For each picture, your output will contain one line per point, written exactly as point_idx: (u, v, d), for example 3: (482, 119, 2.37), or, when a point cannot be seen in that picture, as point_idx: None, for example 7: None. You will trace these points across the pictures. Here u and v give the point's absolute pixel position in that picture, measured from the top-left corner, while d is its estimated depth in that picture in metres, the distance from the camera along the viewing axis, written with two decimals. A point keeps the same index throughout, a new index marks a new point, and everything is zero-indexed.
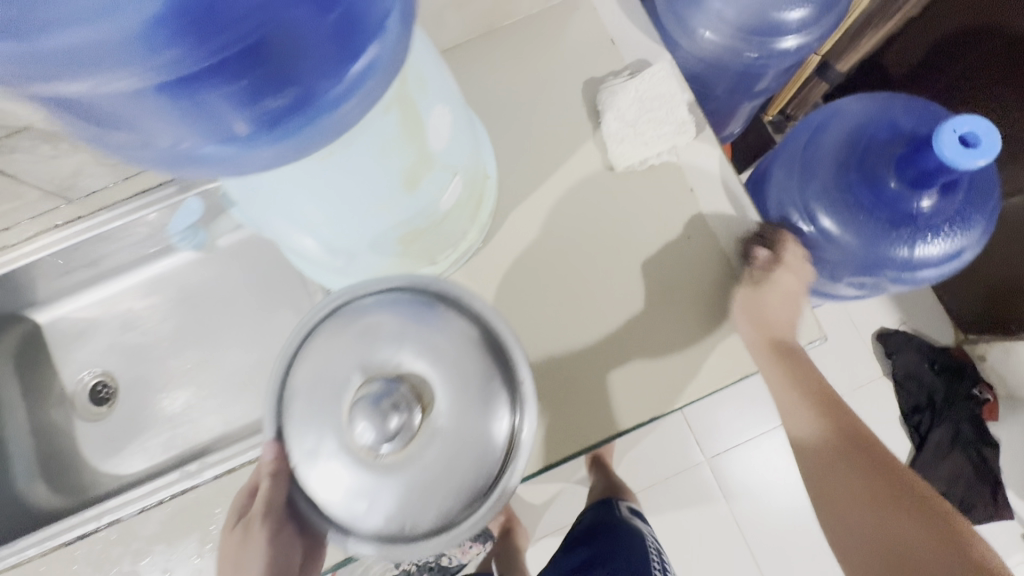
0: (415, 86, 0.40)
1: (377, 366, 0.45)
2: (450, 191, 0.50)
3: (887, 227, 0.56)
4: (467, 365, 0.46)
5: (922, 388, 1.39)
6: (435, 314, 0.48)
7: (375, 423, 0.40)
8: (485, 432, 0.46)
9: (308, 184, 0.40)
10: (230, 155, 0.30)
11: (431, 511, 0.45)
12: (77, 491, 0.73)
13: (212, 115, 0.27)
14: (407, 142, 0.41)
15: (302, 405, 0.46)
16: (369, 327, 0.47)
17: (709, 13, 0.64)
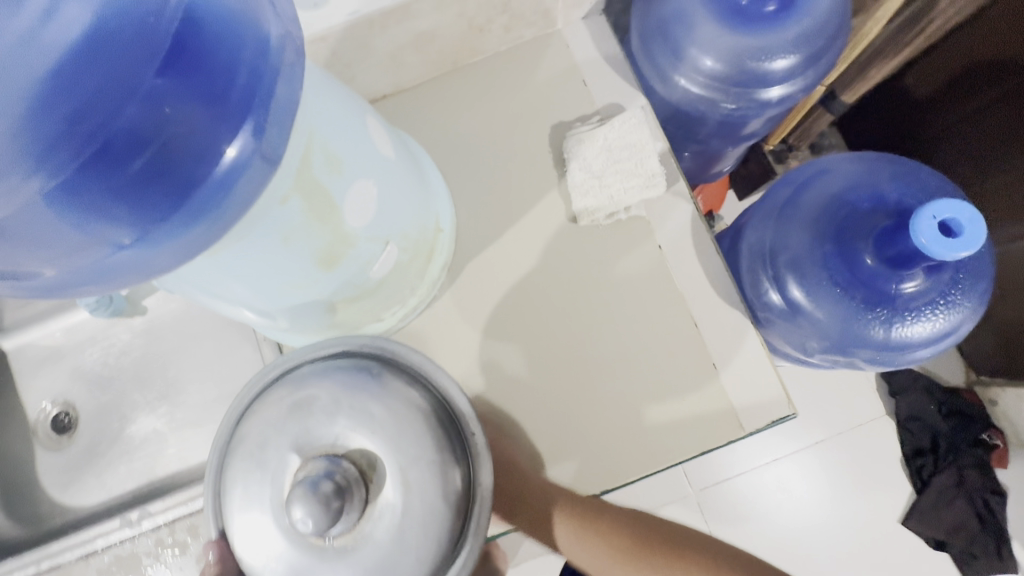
0: (324, 166, 0.37)
1: (320, 446, 0.38)
2: (383, 259, 0.47)
3: (862, 306, 0.51)
4: (411, 433, 0.40)
5: (928, 430, 1.21)
6: (376, 377, 0.42)
7: (315, 513, 0.33)
8: (442, 499, 0.39)
9: (212, 269, 0.37)
10: (140, 259, 0.26)
11: None
12: (40, 520, 0.74)
13: (104, 216, 0.25)
14: (319, 225, 0.38)
15: (235, 491, 0.39)
16: (302, 400, 0.40)
17: (686, 61, 0.60)
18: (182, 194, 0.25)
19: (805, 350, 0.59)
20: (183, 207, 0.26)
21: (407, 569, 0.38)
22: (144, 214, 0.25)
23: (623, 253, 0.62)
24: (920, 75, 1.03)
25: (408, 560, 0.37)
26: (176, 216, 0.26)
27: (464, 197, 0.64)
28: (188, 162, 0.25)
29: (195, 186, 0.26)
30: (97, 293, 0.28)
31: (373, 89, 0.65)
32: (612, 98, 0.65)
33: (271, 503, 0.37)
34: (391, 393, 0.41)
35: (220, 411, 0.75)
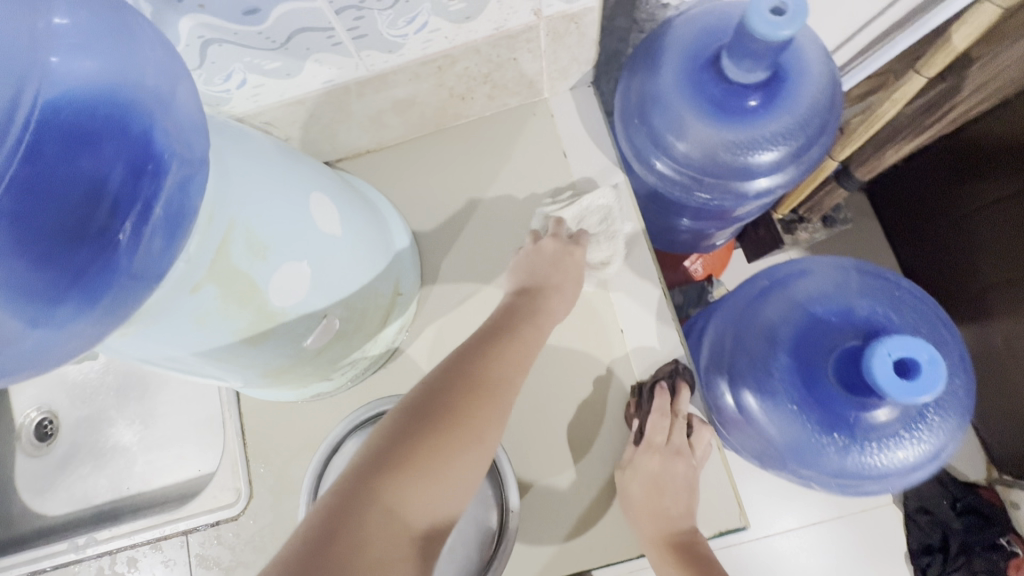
0: (245, 253, 0.37)
1: None
2: (321, 331, 0.47)
3: (818, 427, 0.48)
4: None
5: (939, 526, 1.10)
6: None
7: None
8: (478, 529, 0.53)
9: (138, 346, 0.37)
10: (50, 342, 0.27)
11: None
12: (10, 524, 0.77)
13: (4, 309, 0.26)
14: (238, 309, 0.39)
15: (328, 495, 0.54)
16: None
17: (664, 145, 0.60)
18: (68, 283, 0.27)
19: (761, 460, 0.56)
20: (67, 296, 0.27)
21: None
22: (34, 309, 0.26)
23: (582, 336, 0.60)
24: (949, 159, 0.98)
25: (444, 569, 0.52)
26: (61, 306, 0.27)
27: (433, 258, 0.65)
28: (70, 252, 0.27)
29: (79, 273, 0.27)
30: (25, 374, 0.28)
31: (357, 145, 0.66)
32: (591, 173, 0.64)
33: None
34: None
35: (188, 437, 0.76)
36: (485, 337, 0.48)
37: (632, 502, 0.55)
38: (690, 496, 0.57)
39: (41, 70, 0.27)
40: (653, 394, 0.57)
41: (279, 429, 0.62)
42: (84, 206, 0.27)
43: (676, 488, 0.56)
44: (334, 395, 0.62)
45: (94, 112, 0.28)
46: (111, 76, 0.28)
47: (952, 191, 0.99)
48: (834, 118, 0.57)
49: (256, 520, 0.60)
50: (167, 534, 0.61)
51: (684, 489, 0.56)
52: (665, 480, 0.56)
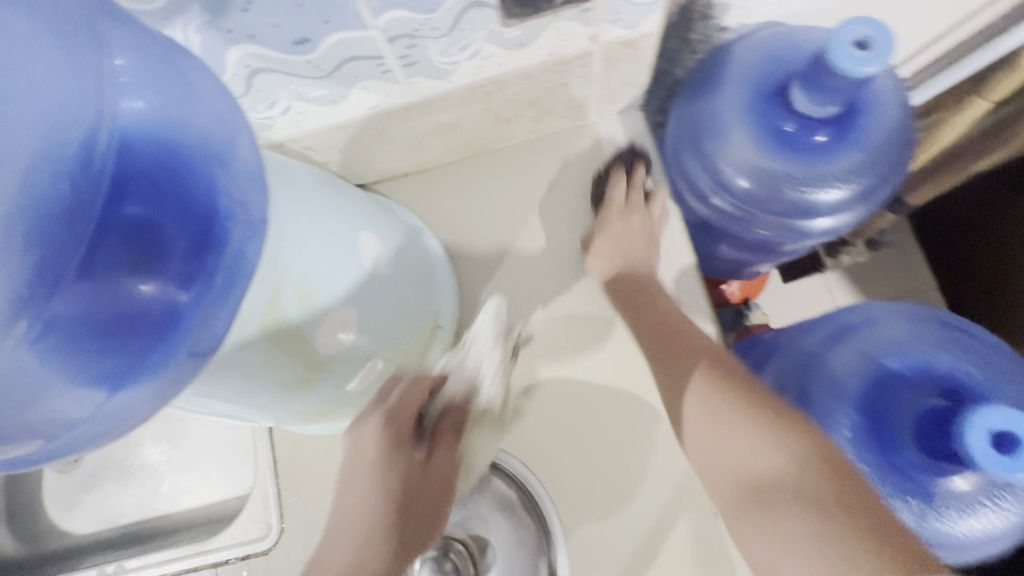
0: (295, 305, 0.36)
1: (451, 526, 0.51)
2: (363, 375, 0.45)
3: (891, 493, 0.45)
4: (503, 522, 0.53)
5: None
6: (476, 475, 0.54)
7: None
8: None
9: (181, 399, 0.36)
10: (131, 402, 0.26)
11: None
12: (39, 540, 0.77)
13: (82, 378, 0.25)
14: (285, 361, 0.37)
15: None
16: None
17: (720, 177, 0.57)
18: (146, 342, 0.26)
19: None
20: (147, 358, 0.26)
21: None
22: (115, 372, 0.25)
23: (630, 377, 0.58)
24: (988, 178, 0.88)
25: None
26: (139, 363, 0.26)
27: (473, 287, 0.62)
28: (140, 307, 0.26)
29: (156, 331, 0.26)
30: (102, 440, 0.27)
31: (395, 168, 0.64)
32: (640, 202, 0.61)
33: None
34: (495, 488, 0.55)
35: (216, 458, 0.75)
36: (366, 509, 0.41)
37: (704, 392, 0.41)
38: (648, 244, 0.58)
39: (109, 112, 0.25)
40: (611, 174, 0.61)
41: (312, 461, 0.60)
42: (154, 262, 0.26)
43: (635, 233, 0.58)
44: None
45: (157, 161, 0.27)
46: (175, 122, 0.27)
47: (991, 209, 0.89)
48: (906, 155, 0.53)
49: (287, 554, 0.59)
50: (197, 565, 0.60)
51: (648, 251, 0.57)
52: (631, 217, 0.58)
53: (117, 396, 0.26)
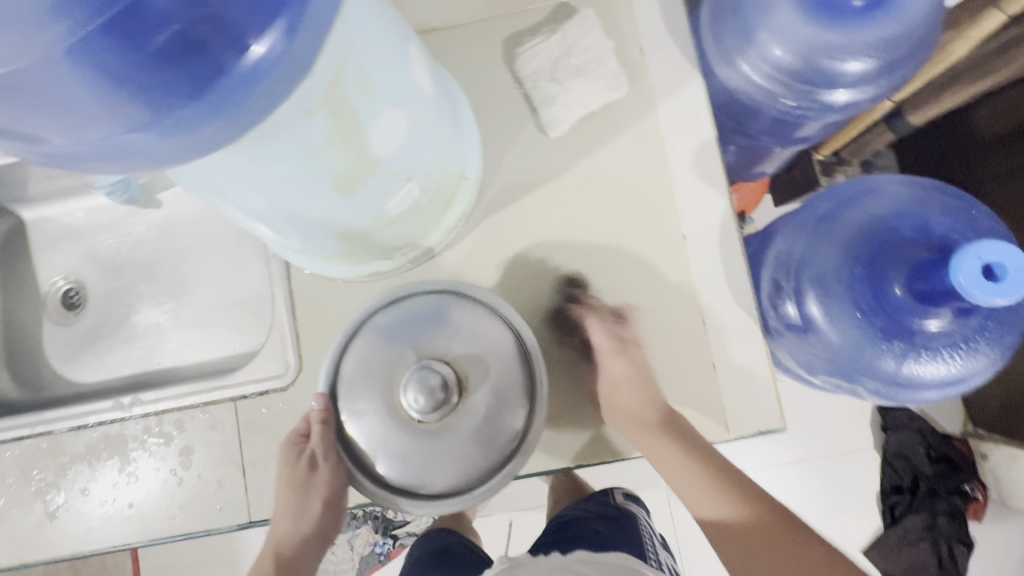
0: (356, 87, 0.35)
1: (433, 352, 0.47)
2: (402, 196, 0.46)
3: (880, 336, 0.50)
4: (485, 351, 0.48)
5: (909, 471, 1.07)
6: (452, 310, 0.50)
7: (425, 396, 0.44)
8: (507, 405, 0.48)
9: (214, 173, 0.36)
10: (146, 146, 0.26)
11: (453, 475, 0.47)
12: (36, 387, 0.76)
13: (128, 95, 0.25)
14: (339, 148, 0.37)
15: (350, 360, 0.49)
16: (429, 322, 0.49)
17: (755, 47, 0.58)
18: (183, 86, 0.25)
19: (809, 368, 0.59)
20: (172, 106, 0.25)
21: (474, 451, 0.47)
22: (140, 113, 0.25)
23: (644, 243, 0.60)
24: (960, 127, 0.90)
25: (478, 450, 0.47)
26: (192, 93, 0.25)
27: (494, 147, 0.62)
28: (207, 33, 0.25)
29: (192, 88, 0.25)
30: (146, 168, 0.27)
31: (424, 19, 0.62)
32: (668, 73, 0.62)
33: (384, 385, 0.47)
34: (460, 318, 0.49)
35: (222, 317, 0.76)
36: (275, 542, 0.58)
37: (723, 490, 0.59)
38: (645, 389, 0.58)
39: None
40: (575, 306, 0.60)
41: (332, 305, 0.62)
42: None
43: (637, 381, 0.58)
44: (389, 278, 0.62)
45: None
46: None
47: (961, 149, 0.91)
48: (933, 34, 0.55)
49: (306, 391, 0.61)
50: (217, 399, 0.62)
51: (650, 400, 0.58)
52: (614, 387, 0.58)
53: (128, 135, 0.25)
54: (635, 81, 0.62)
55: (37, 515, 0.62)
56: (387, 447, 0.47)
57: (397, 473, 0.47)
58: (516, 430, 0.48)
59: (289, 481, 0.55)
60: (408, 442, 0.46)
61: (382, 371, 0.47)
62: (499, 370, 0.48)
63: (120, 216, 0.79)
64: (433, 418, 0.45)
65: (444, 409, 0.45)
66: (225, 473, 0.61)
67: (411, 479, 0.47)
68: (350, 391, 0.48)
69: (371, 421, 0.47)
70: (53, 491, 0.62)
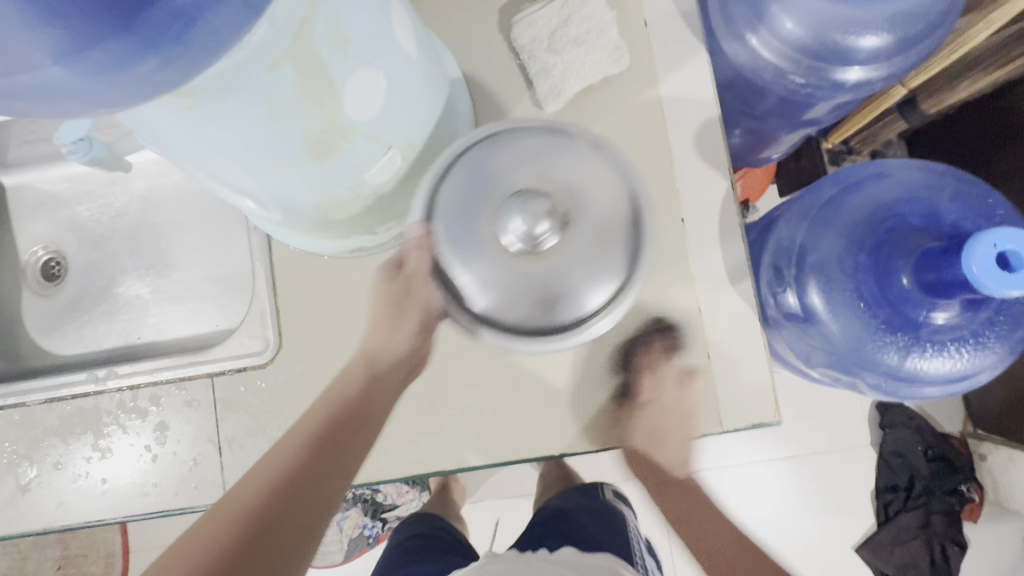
0: (326, 39, 0.33)
1: (536, 175, 0.39)
2: (382, 165, 0.43)
3: (881, 328, 0.47)
4: (596, 175, 0.40)
5: (905, 469, 1.05)
6: (551, 136, 0.41)
7: (533, 218, 0.36)
8: (625, 233, 0.40)
9: (173, 128, 0.34)
10: (82, 82, 0.24)
11: (568, 311, 0.39)
12: (14, 357, 0.75)
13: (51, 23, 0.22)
14: (309, 107, 0.34)
15: (438, 194, 0.41)
16: (528, 147, 0.40)
17: (764, 19, 0.55)
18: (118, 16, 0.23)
19: (807, 360, 0.57)
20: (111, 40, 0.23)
21: (590, 282, 0.39)
22: (57, 44, 0.23)
23: None
24: (975, 120, 0.87)
25: (595, 279, 0.39)
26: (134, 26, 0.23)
27: (487, 121, 0.59)
28: None
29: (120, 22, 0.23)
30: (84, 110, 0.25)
31: None
32: (672, 47, 0.59)
33: (483, 212, 0.39)
34: (564, 152, 0.40)
35: (204, 292, 0.74)
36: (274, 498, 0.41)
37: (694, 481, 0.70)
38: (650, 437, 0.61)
39: None
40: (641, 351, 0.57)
41: (315, 282, 0.60)
42: None
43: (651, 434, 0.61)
44: (373, 255, 0.59)
45: None
46: None
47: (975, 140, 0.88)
48: (954, 9, 0.52)
49: (286, 370, 0.59)
50: (194, 375, 0.60)
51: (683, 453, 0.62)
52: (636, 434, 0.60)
53: (46, 71, 0.23)
54: (636, 55, 0.59)
55: (9, 488, 0.60)
56: (487, 286, 0.39)
57: (500, 312, 0.39)
58: (633, 265, 0.40)
59: (383, 312, 0.48)
60: (501, 270, 0.38)
61: (478, 191, 0.39)
62: (612, 196, 0.40)
63: (101, 185, 0.77)
64: (538, 246, 0.37)
65: (549, 239, 0.37)
66: (201, 451, 0.59)
67: (518, 320, 0.39)
68: (442, 225, 0.40)
69: (455, 252, 0.39)
70: (26, 464, 0.61)
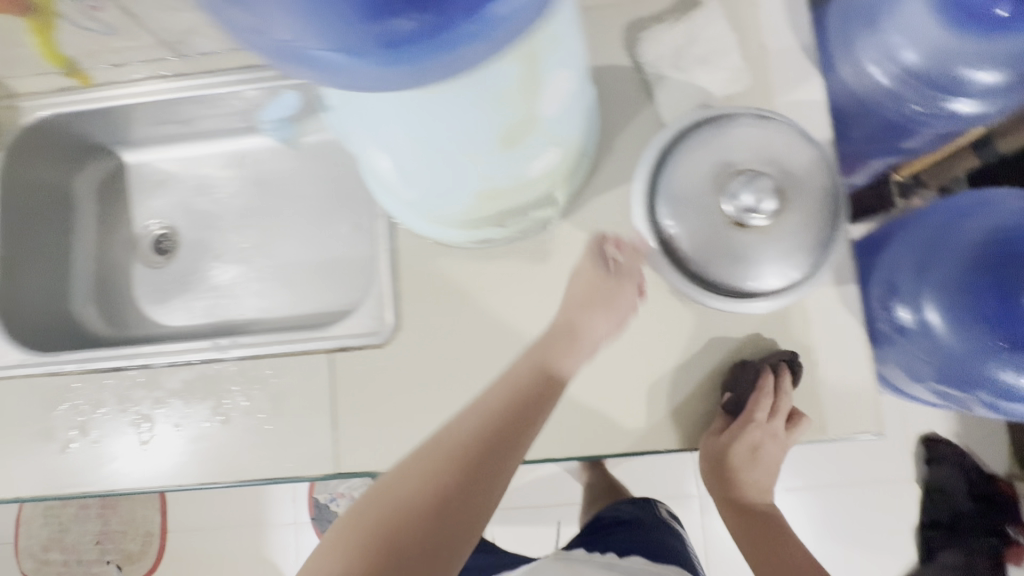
0: (547, 48, 0.38)
1: (748, 160, 0.48)
2: (546, 161, 0.48)
3: (1004, 346, 0.49)
4: (795, 159, 0.49)
5: (949, 507, 1.06)
6: (751, 124, 0.50)
7: (758, 198, 0.46)
8: (822, 209, 0.49)
9: (398, 105, 0.38)
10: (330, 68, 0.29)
11: (776, 274, 0.49)
12: (122, 325, 0.78)
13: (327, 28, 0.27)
14: (519, 102, 0.39)
15: (662, 177, 0.51)
16: (735, 134, 0.50)
17: (885, 49, 0.58)
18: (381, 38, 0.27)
19: (914, 376, 0.59)
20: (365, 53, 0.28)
21: (795, 247, 0.49)
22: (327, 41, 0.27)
23: None
24: None
25: (798, 247, 0.49)
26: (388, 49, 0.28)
27: (606, 129, 0.63)
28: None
29: (405, 40, 0.27)
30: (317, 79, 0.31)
31: None
32: (787, 70, 0.62)
33: (705, 191, 0.49)
34: (775, 140, 0.49)
35: (308, 274, 0.78)
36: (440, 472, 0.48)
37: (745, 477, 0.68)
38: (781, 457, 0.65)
39: None
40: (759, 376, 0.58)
41: (435, 269, 0.64)
42: None
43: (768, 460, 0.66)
44: (493, 246, 0.63)
45: None
46: None
47: None
48: None
49: (401, 351, 0.62)
50: (312, 350, 0.63)
51: (774, 470, 0.67)
52: (760, 452, 0.64)
53: (309, 56, 0.28)
54: (754, 75, 0.62)
55: (127, 446, 0.63)
56: (707, 252, 0.49)
57: (718, 273, 0.50)
58: (823, 235, 0.49)
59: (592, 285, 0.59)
60: (721, 239, 0.49)
61: (708, 173, 0.49)
62: (809, 177, 0.49)
63: (216, 168, 0.82)
64: (760, 219, 0.47)
65: (771, 215, 0.47)
66: (314, 423, 0.62)
67: (734, 282, 0.50)
68: (666, 203, 0.50)
69: (685, 222, 0.49)
70: (147, 423, 0.64)
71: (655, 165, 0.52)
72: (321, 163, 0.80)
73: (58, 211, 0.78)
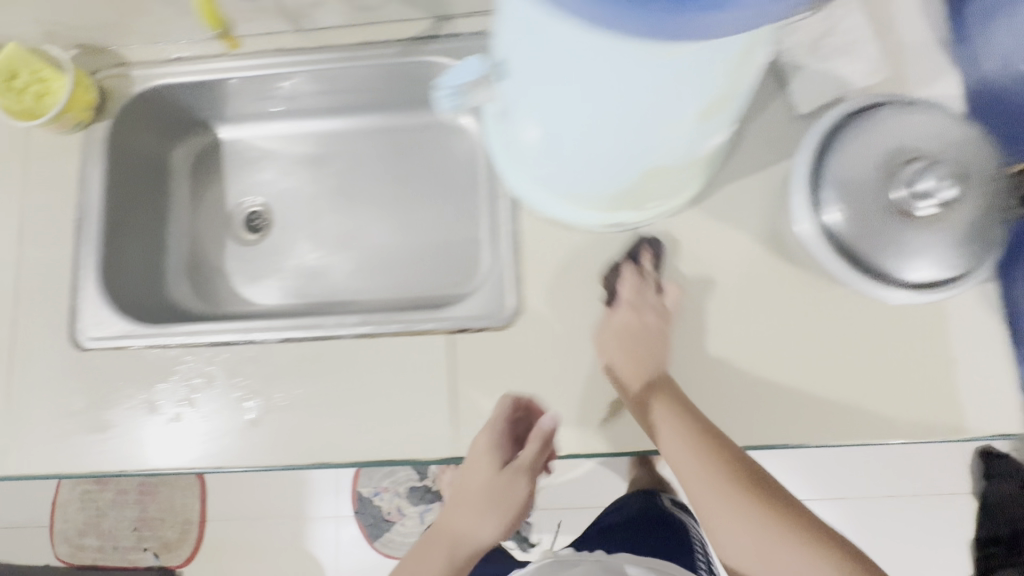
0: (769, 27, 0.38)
1: (923, 149, 0.48)
2: (712, 139, 0.48)
3: None
4: (970, 148, 0.48)
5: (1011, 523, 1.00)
6: (922, 115, 0.49)
7: (940, 185, 0.45)
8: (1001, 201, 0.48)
9: (611, 70, 0.37)
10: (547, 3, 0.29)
11: (949, 265, 0.47)
12: (214, 302, 0.77)
13: None
14: (726, 74, 0.38)
15: (826, 165, 0.50)
16: (906, 124, 0.49)
17: None
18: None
19: None
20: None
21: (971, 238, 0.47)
22: None
23: None
24: None
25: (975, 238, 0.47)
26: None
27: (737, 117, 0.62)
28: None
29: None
30: None
31: None
32: (924, 65, 0.61)
33: (874, 178, 0.48)
34: (948, 130, 0.48)
35: (405, 258, 0.77)
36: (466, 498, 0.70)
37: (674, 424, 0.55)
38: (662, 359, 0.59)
39: None
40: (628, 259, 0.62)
41: (556, 253, 0.63)
42: None
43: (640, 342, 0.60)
44: (617, 230, 0.62)
45: None
46: None
47: None
48: None
49: (520, 335, 0.61)
50: (429, 330, 0.62)
51: (655, 359, 0.59)
52: (636, 333, 0.60)
53: None
54: (891, 68, 0.61)
55: (236, 423, 0.62)
56: (875, 240, 0.48)
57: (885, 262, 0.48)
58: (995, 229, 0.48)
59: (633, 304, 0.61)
60: (891, 228, 0.47)
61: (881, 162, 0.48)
62: (987, 167, 0.48)
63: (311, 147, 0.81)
64: (935, 206, 0.46)
65: (946, 204, 0.46)
66: (431, 405, 0.61)
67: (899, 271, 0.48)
68: (829, 190, 0.49)
69: (851, 208, 0.49)
70: (257, 399, 0.62)
71: (816, 153, 0.51)
72: (421, 145, 0.79)
73: (154, 184, 0.77)
